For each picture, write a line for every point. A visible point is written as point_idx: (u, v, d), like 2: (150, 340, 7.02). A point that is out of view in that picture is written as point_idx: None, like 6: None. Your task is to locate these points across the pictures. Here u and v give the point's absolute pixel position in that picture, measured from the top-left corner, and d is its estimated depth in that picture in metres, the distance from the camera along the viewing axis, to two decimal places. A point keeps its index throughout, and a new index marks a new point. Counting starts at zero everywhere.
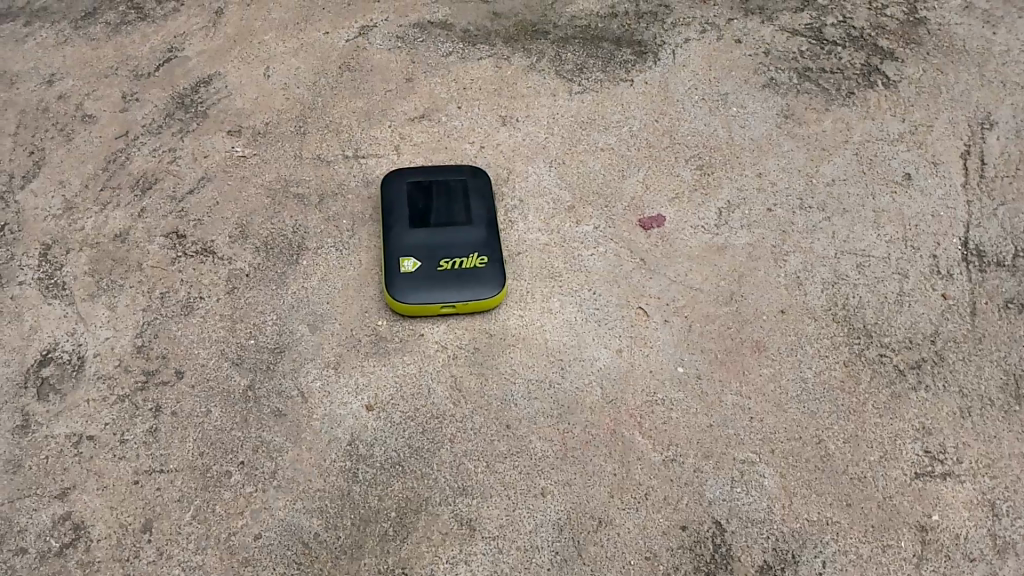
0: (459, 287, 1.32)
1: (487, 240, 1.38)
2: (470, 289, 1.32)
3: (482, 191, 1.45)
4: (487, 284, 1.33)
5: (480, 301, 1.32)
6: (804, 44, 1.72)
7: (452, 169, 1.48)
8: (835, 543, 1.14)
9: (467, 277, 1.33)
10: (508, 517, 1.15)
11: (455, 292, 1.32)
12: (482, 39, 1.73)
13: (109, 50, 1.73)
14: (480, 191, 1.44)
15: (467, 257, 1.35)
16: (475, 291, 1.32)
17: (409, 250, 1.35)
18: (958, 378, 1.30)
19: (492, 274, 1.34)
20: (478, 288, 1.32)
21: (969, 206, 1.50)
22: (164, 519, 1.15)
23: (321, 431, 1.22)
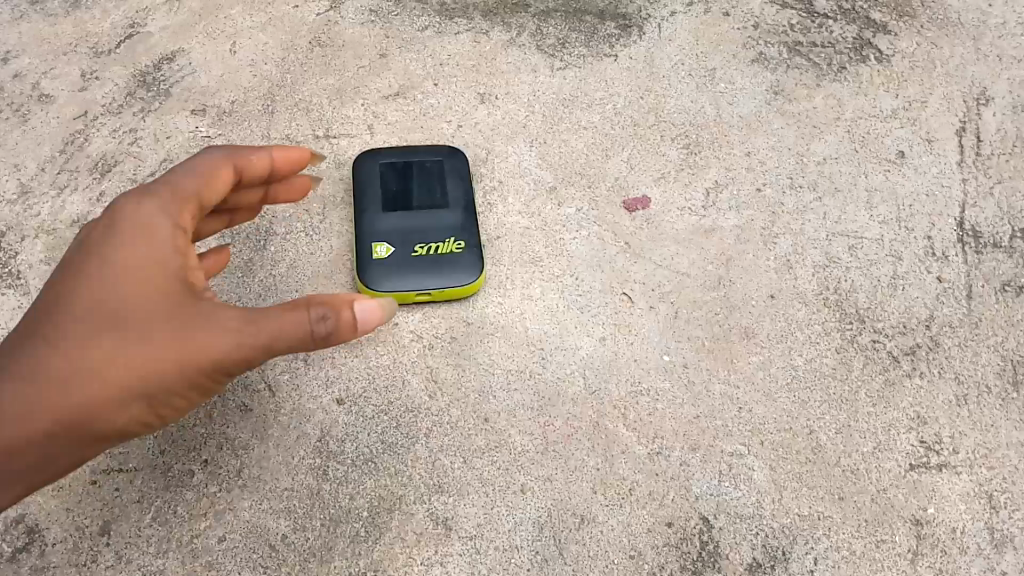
0: (435, 274, 1.26)
1: (465, 224, 1.31)
2: (446, 277, 1.26)
3: (459, 172, 1.38)
4: (464, 271, 1.27)
5: (456, 289, 1.26)
6: (794, 17, 1.64)
7: (428, 149, 1.40)
8: (827, 539, 1.11)
9: (443, 264, 1.27)
10: (486, 515, 1.10)
11: (430, 279, 1.26)
12: (459, 12, 1.64)
13: (67, 26, 1.64)
14: (458, 174, 1.38)
15: (443, 243, 1.29)
16: (451, 278, 1.26)
17: (382, 236, 1.29)
18: (954, 364, 1.25)
19: (469, 260, 1.28)
20: (454, 275, 1.26)
21: (965, 185, 1.44)
22: (124, 521, 1.09)
23: (290, 426, 1.16)
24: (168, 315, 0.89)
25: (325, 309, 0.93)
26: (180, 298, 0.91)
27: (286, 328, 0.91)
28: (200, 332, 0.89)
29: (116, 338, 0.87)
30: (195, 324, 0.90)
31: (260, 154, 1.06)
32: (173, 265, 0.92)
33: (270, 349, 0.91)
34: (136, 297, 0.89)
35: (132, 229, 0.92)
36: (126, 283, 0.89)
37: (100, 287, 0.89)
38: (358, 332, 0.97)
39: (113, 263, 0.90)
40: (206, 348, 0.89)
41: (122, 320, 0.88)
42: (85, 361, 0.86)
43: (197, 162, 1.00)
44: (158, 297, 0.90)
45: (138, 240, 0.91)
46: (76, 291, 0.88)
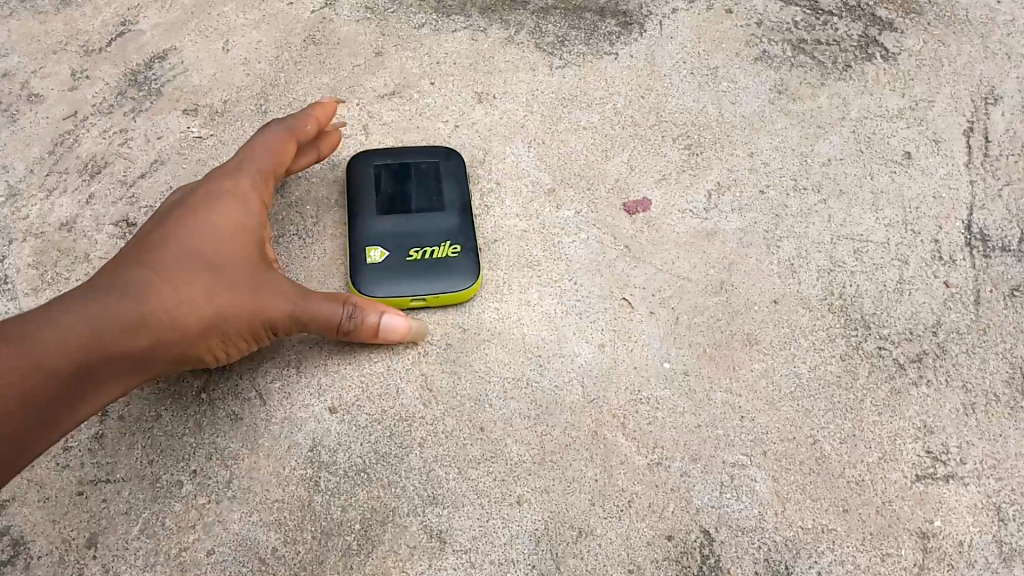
0: (430, 279, 1.23)
1: (460, 227, 1.28)
2: (441, 282, 1.23)
3: (455, 174, 1.35)
4: (460, 276, 1.24)
5: (452, 295, 1.23)
6: (798, 14, 1.61)
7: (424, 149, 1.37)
8: (831, 553, 1.08)
9: (438, 268, 1.24)
10: (481, 528, 1.08)
11: (425, 284, 1.23)
12: (456, 9, 1.61)
13: (58, 24, 1.61)
14: (454, 175, 1.34)
15: (438, 246, 1.26)
16: (446, 283, 1.23)
17: (375, 239, 1.26)
18: (962, 372, 1.22)
19: (465, 264, 1.25)
20: (450, 280, 1.23)
21: (973, 187, 1.41)
22: (111, 534, 1.07)
23: (281, 435, 1.14)
24: (251, 276, 1.09)
25: (369, 310, 1.14)
26: (259, 257, 1.12)
27: (320, 316, 1.11)
28: (274, 291, 1.10)
29: (213, 280, 1.06)
30: (265, 287, 1.09)
31: (312, 120, 1.30)
32: (258, 229, 1.14)
33: (304, 325, 1.11)
34: (236, 252, 1.09)
35: (232, 197, 1.13)
36: (225, 238, 1.09)
37: (200, 235, 1.08)
38: (381, 338, 1.17)
39: (213, 221, 1.10)
40: (270, 311, 1.09)
41: (218, 268, 1.07)
42: (184, 293, 1.03)
43: (274, 135, 1.24)
44: (248, 255, 1.10)
45: (234, 204, 1.13)
46: (181, 237, 1.07)
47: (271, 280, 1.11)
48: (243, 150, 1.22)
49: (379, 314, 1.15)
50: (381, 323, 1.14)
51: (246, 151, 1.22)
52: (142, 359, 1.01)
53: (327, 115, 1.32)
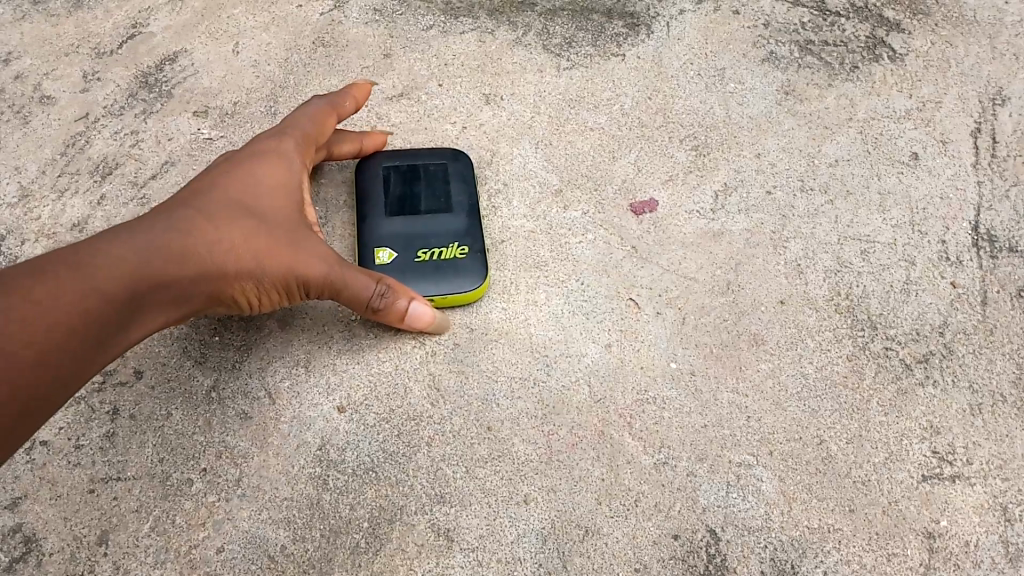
0: (438, 280, 1.24)
1: (468, 228, 1.29)
2: (449, 282, 1.24)
3: (463, 175, 1.36)
4: (467, 277, 1.24)
5: (460, 295, 1.23)
6: (806, 15, 1.61)
7: (432, 150, 1.38)
8: (837, 553, 1.08)
9: (446, 269, 1.25)
10: (488, 526, 1.08)
11: (433, 285, 1.23)
12: (465, 11, 1.62)
13: (69, 27, 1.64)
14: (463, 177, 1.35)
15: (446, 247, 1.26)
16: (455, 284, 1.23)
17: (384, 240, 1.27)
18: (969, 372, 1.22)
19: (473, 265, 1.25)
20: (456, 281, 1.23)
21: (980, 187, 1.41)
22: (122, 531, 1.08)
23: (290, 435, 1.15)
24: (291, 234, 1.10)
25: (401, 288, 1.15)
26: (298, 218, 1.13)
27: (354, 285, 1.11)
28: (312, 249, 1.10)
29: (255, 226, 1.07)
30: (303, 245, 1.10)
31: (350, 100, 1.33)
32: (297, 190, 1.16)
33: (335, 290, 1.11)
34: (276, 206, 1.11)
35: (273, 156, 1.16)
36: (265, 191, 1.11)
37: (242, 187, 1.10)
38: (403, 324, 1.17)
39: (256, 174, 1.12)
40: (307, 271, 1.09)
41: (259, 216, 1.08)
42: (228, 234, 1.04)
43: (314, 109, 1.27)
44: (287, 211, 1.12)
45: (276, 165, 1.15)
46: (224, 185, 1.09)
47: (308, 241, 1.11)
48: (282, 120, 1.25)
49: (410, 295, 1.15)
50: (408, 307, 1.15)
51: (284, 121, 1.25)
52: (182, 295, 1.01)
53: (362, 98, 1.35)
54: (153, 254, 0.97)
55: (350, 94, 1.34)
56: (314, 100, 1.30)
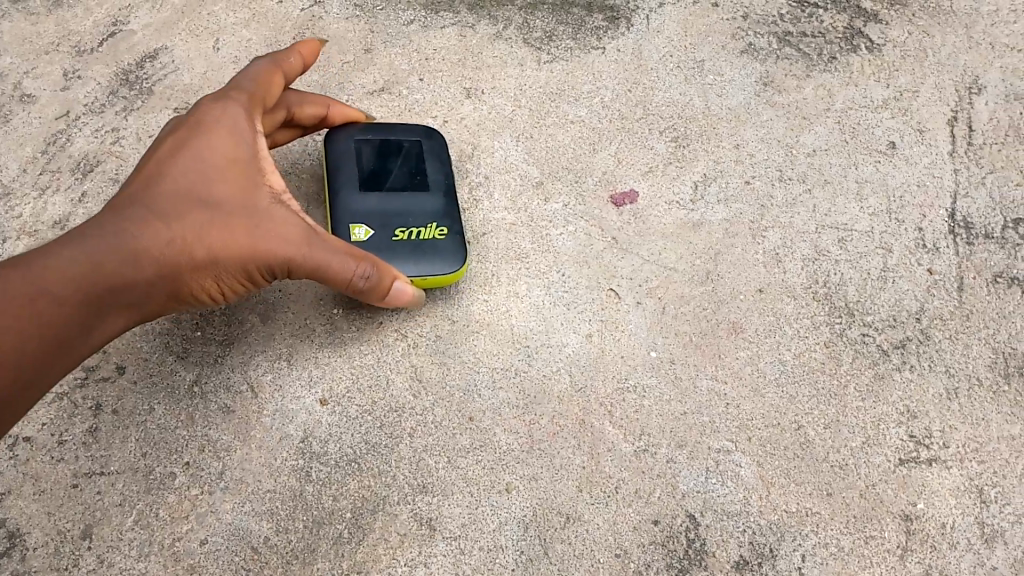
0: (417, 260, 1.22)
1: (445, 210, 1.28)
2: (429, 262, 1.22)
3: (439, 156, 1.34)
4: (446, 259, 1.23)
5: (439, 277, 1.22)
6: (784, 7, 1.63)
7: (406, 128, 1.36)
8: (815, 536, 1.10)
9: (424, 249, 1.23)
10: (470, 515, 1.09)
11: (413, 265, 1.22)
12: (445, 6, 1.62)
13: (50, 25, 1.64)
14: (438, 159, 1.34)
15: (425, 228, 1.25)
16: (434, 265, 1.22)
17: (360, 216, 1.24)
18: (945, 357, 1.24)
19: (452, 247, 1.24)
20: (435, 262, 1.22)
21: (956, 175, 1.43)
22: (105, 525, 1.08)
23: (272, 428, 1.15)
24: (250, 214, 1.05)
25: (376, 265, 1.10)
26: (257, 193, 1.08)
27: (324, 265, 1.07)
28: (277, 233, 1.06)
29: (210, 215, 1.03)
30: (265, 226, 1.06)
31: (294, 56, 1.25)
32: (256, 162, 1.10)
33: (307, 270, 1.08)
34: (233, 186, 1.06)
35: (223, 126, 1.09)
36: (220, 170, 1.06)
37: (192, 169, 1.05)
38: (386, 300, 1.15)
39: (205, 152, 1.06)
40: (272, 254, 1.06)
41: (213, 203, 1.04)
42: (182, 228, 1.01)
43: (259, 68, 1.19)
44: (245, 190, 1.07)
45: (227, 136, 1.08)
46: (174, 168, 1.05)
47: (270, 220, 1.06)
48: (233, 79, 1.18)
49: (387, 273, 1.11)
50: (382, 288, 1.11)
51: (231, 83, 1.18)
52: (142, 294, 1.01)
53: (310, 54, 1.27)
54: (100, 260, 0.96)
55: (295, 48, 1.26)
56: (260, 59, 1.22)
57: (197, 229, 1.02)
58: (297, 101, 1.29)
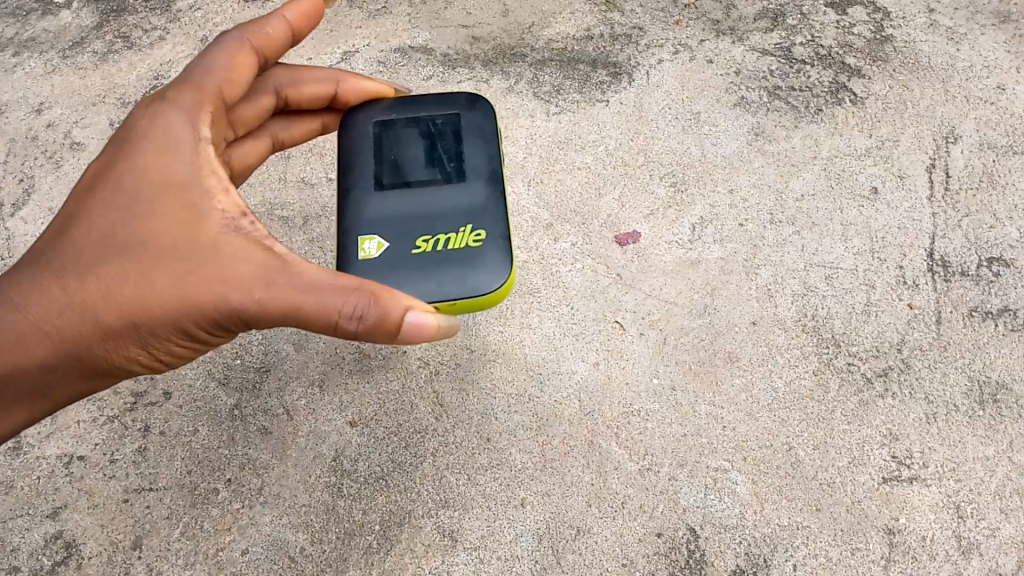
0: (438, 277, 1.13)
1: (475, 218, 1.18)
2: (452, 280, 1.13)
3: (478, 159, 1.22)
4: (475, 277, 1.13)
5: (465, 298, 1.12)
6: (774, 63, 1.72)
7: (442, 103, 1.26)
8: (806, 547, 1.20)
9: (449, 264, 1.14)
10: (489, 527, 1.20)
11: (433, 283, 1.13)
12: (461, 62, 1.76)
13: (97, 79, 1.78)
14: (481, 142, 1.24)
15: (451, 241, 1.16)
16: (458, 284, 1.13)
17: (377, 228, 1.17)
18: (924, 385, 1.34)
19: (480, 264, 1.14)
20: (461, 283, 1.12)
21: (934, 218, 1.52)
22: (155, 536, 1.19)
23: (306, 447, 1.26)
24: (183, 258, 0.94)
25: (365, 295, 0.92)
26: (193, 228, 0.95)
27: (277, 310, 0.93)
28: (219, 274, 0.93)
29: (135, 262, 0.93)
30: (198, 272, 0.93)
31: (272, 25, 1.10)
32: (199, 183, 0.97)
33: (261, 314, 0.94)
34: (167, 222, 0.95)
35: (155, 146, 0.97)
36: (151, 203, 0.95)
37: (114, 209, 0.95)
38: (397, 338, 0.96)
39: (128, 187, 0.96)
40: (213, 303, 0.93)
41: (135, 249, 0.94)
42: (104, 282, 0.93)
43: (216, 58, 1.05)
44: (175, 228, 0.94)
45: (156, 163, 0.96)
46: (95, 210, 0.95)
47: (207, 263, 0.93)
48: (187, 77, 1.04)
49: (378, 307, 0.92)
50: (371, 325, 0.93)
51: (181, 80, 1.04)
52: (66, 361, 0.95)
53: (297, 20, 1.13)
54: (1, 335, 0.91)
55: (280, 13, 1.12)
56: (231, 34, 1.08)
57: (120, 283, 0.93)
58: (286, 82, 1.28)
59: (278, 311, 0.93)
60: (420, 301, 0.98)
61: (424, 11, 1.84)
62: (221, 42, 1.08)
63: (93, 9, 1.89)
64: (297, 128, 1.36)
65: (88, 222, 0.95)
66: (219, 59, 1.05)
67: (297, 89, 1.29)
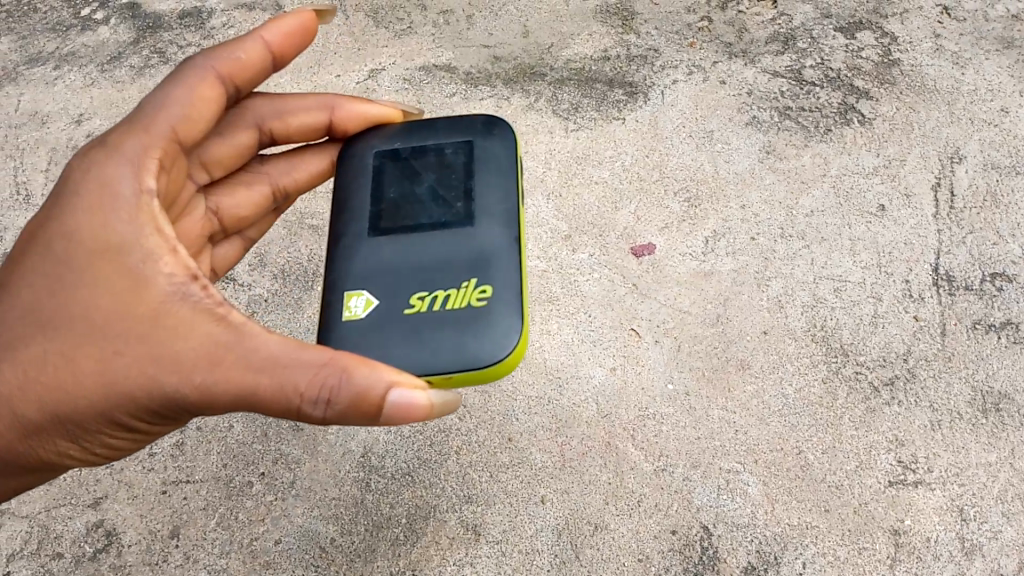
0: (431, 340, 1.04)
1: (478, 273, 1.09)
2: (447, 344, 1.03)
3: (489, 207, 1.15)
4: (472, 342, 1.02)
5: (458, 367, 1.02)
6: (785, 84, 1.78)
7: (463, 135, 1.22)
8: (815, 546, 1.26)
9: (445, 325, 1.05)
10: (510, 522, 1.27)
11: (426, 347, 1.03)
12: (483, 81, 1.83)
13: (134, 92, 1.86)
14: (496, 184, 1.17)
15: (451, 300, 1.07)
16: (451, 350, 1.03)
17: (371, 280, 1.10)
18: (929, 394, 1.39)
19: (480, 327, 1.04)
20: (458, 347, 1.02)
21: (940, 234, 1.57)
22: (192, 526, 1.27)
23: (336, 444, 1.33)
24: (121, 334, 0.89)
25: (332, 373, 0.87)
26: (132, 301, 0.90)
27: (226, 390, 0.88)
28: (159, 351, 0.89)
29: (69, 339, 0.89)
30: (135, 351, 0.89)
31: (242, 51, 1.10)
32: (142, 247, 0.92)
33: (208, 394, 0.89)
34: (105, 294, 0.90)
35: (91, 208, 0.93)
36: (86, 272, 0.91)
37: (49, 283, 0.91)
38: (382, 416, 0.89)
39: (64, 258, 0.91)
40: (155, 383, 0.89)
41: (69, 326, 0.90)
42: (33, 364, 0.89)
43: (167, 95, 1.03)
44: (113, 302, 0.90)
45: (93, 228, 0.92)
46: (30, 284, 0.91)
47: (146, 340, 0.89)
48: (139, 117, 1.01)
49: (347, 386, 0.87)
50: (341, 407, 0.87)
51: (133, 121, 1.01)
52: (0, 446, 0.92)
53: (276, 43, 1.13)
54: None
55: (255, 36, 1.12)
56: (196, 61, 1.08)
57: (52, 364, 0.89)
58: (274, 117, 1.27)
59: (225, 392, 0.88)
60: (406, 375, 0.92)
61: (448, 32, 1.91)
62: (188, 71, 1.07)
63: (130, 26, 1.97)
64: (301, 172, 1.33)
65: (23, 297, 0.91)
66: (183, 98, 1.04)
67: (284, 120, 1.27)
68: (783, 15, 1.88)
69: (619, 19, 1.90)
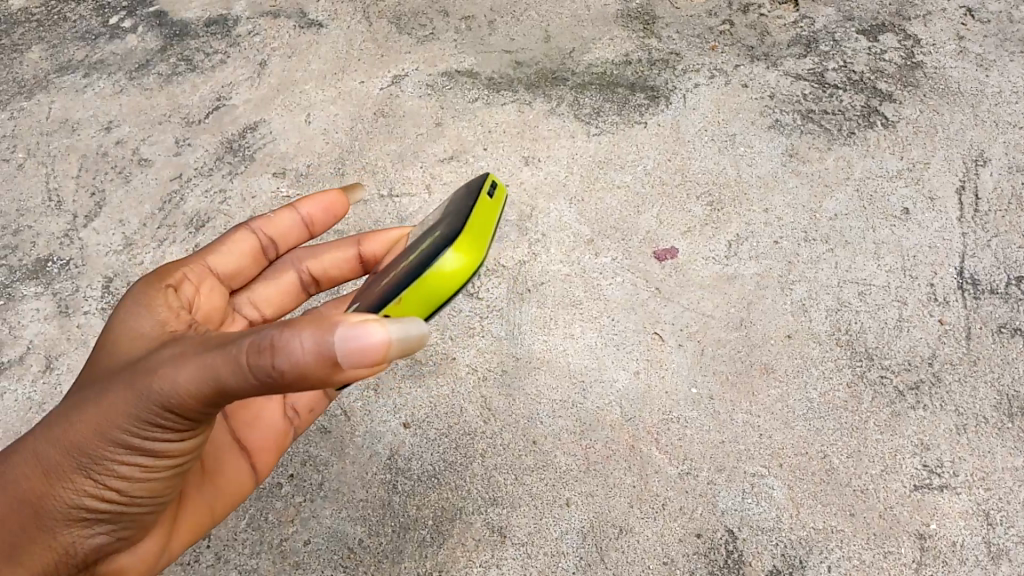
0: (385, 287, 0.89)
1: (439, 228, 0.96)
2: (396, 280, 0.87)
3: (458, 193, 1.03)
4: (417, 264, 0.86)
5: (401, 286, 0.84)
6: (807, 88, 1.78)
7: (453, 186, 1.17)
8: (840, 550, 1.26)
9: (401, 273, 0.90)
10: (536, 525, 1.28)
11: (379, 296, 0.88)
12: (506, 86, 1.83)
13: (162, 99, 1.89)
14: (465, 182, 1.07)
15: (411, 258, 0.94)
16: (398, 279, 0.86)
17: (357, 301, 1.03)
18: (954, 398, 1.39)
19: (426, 251, 0.88)
20: (404, 274, 0.86)
21: (964, 238, 1.57)
22: (222, 527, 1.29)
23: (363, 446, 1.36)
24: (117, 373, 0.89)
25: (276, 326, 0.75)
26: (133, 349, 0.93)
27: (203, 384, 0.81)
28: (141, 370, 0.86)
29: (81, 392, 0.92)
30: (124, 379, 0.87)
31: (274, 211, 1.28)
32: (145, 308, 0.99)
33: (190, 396, 0.82)
34: (112, 350, 0.95)
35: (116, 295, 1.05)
36: (102, 339, 0.98)
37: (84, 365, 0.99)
38: (338, 356, 0.73)
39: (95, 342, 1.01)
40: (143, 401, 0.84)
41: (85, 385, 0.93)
42: (53, 420, 0.91)
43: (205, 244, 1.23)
44: (120, 354, 0.93)
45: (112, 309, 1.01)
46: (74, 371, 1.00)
47: (133, 368, 0.87)
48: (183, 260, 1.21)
49: (283, 333, 0.74)
50: (283, 355, 0.74)
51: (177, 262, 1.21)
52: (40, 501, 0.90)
53: (308, 207, 1.29)
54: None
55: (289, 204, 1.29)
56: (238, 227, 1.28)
57: (65, 412, 0.90)
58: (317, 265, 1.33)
59: (200, 383, 0.81)
60: (362, 315, 0.76)
61: (470, 37, 1.93)
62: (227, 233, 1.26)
63: (158, 34, 2.00)
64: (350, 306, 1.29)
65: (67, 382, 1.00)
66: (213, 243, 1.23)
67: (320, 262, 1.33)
68: (805, 19, 1.89)
69: (640, 24, 1.91)
